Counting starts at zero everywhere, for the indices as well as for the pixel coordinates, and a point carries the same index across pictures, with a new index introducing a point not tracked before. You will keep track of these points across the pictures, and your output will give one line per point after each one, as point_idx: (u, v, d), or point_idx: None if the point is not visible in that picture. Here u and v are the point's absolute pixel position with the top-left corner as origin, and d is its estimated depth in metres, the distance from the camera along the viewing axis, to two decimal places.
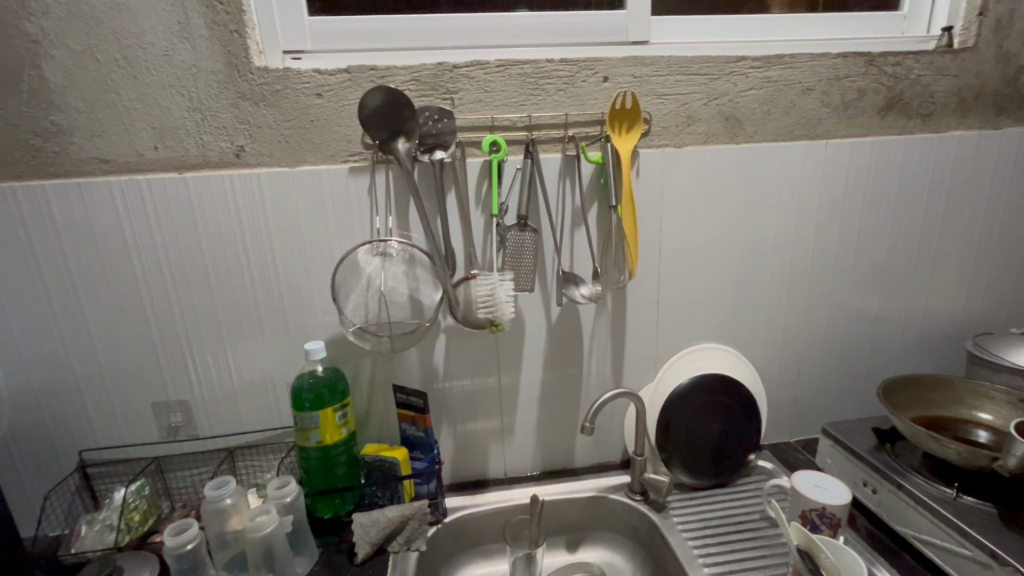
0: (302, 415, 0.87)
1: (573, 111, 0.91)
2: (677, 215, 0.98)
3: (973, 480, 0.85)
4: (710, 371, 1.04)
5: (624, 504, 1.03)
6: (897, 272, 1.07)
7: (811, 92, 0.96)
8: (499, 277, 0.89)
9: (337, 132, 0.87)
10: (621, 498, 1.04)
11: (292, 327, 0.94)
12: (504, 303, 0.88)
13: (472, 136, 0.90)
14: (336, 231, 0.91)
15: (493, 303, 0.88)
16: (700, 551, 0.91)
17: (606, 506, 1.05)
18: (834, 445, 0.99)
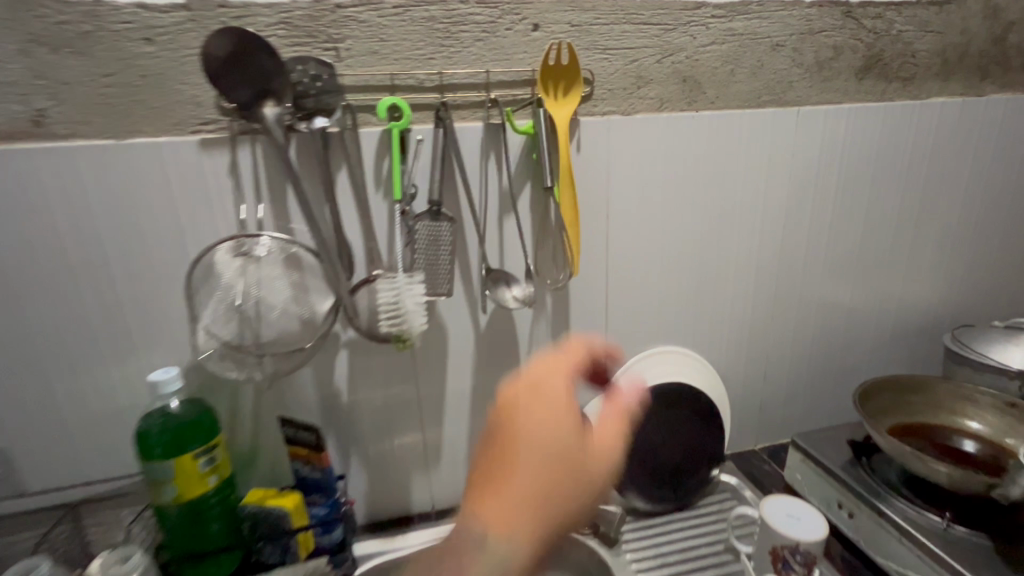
0: (150, 465, 0.67)
1: (495, 67, 0.73)
2: (627, 198, 0.82)
3: (959, 502, 0.74)
4: (668, 380, 0.89)
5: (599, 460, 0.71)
6: (872, 259, 0.95)
7: (781, 49, 0.81)
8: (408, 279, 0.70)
9: (180, 92, 0.65)
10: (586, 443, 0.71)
11: (141, 349, 0.72)
12: (410, 313, 0.70)
13: (366, 98, 0.70)
14: (189, 223, 0.69)
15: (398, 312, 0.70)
16: None
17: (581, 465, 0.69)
18: (805, 460, 0.87)
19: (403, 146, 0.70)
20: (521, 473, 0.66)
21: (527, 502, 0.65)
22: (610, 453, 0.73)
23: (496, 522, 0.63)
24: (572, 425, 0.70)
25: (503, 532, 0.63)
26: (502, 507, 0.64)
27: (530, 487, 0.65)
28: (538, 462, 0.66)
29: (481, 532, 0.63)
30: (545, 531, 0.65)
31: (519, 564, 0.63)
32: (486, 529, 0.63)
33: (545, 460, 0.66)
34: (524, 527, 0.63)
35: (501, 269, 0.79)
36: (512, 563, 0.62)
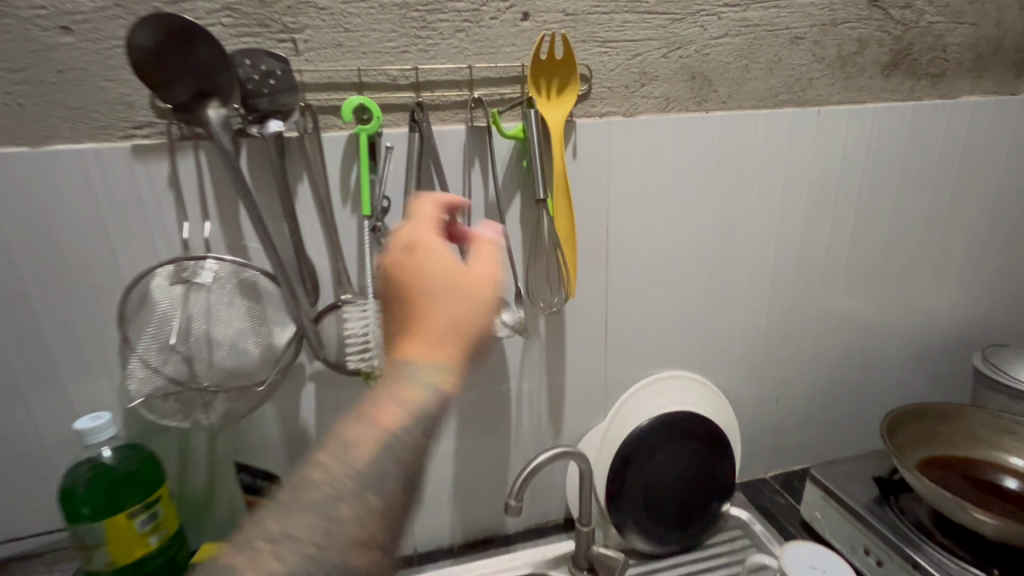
0: (78, 528, 0.58)
1: (480, 61, 0.63)
2: (628, 210, 0.73)
3: (994, 551, 0.68)
4: (674, 410, 0.81)
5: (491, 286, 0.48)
6: (894, 273, 0.87)
7: (801, 42, 0.72)
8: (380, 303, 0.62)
9: (107, 91, 0.55)
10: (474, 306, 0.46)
11: (69, 388, 0.62)
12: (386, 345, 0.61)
13: (329, 99, 0.61)
14: (123, 243, 0.59)
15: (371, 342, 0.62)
16: None
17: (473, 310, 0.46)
18: (826, 498, 0.79)
19: (372, 152, 0.61)
20: (437, 297, 0.46)
21: (447, 332, 0.45)
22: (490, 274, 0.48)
23: (431, 355, 0.44)
24: (443, 251, 0.48)
25: (436, 367, 0.43)
26: (428, 336, 0.45)
27: (449, 315, 0.45)
28: (453, 285, 0.46)
29: (412, 366, 0.43)
30: (483, 341, 0.46)
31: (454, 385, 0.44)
32: (419, 363, 0.44)
33: (464, 293, 0.46)
34: (456, 356, 0.45)
35: None
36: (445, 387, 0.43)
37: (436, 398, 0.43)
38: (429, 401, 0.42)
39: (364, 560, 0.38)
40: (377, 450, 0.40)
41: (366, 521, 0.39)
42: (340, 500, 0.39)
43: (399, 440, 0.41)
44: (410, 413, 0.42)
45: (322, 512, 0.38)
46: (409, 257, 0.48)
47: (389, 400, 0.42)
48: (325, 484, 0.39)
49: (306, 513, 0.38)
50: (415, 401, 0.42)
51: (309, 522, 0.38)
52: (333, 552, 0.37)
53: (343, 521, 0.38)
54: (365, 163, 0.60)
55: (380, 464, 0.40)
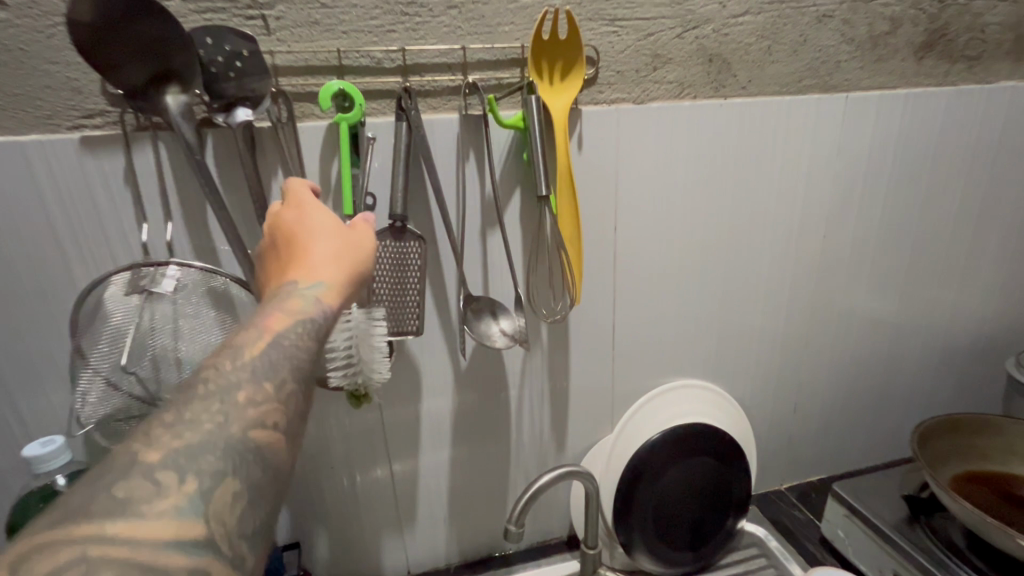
0: None
1: (474, 42, 0.57)
2: (638, 206, 0.67)
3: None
4: (686, 422, 0.75)
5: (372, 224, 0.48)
6: (922, 272, 0.81)
7: (829, 20, 0.65)
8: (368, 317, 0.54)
9: (51, 75, 0.49)
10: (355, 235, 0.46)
11: (20, 407, 0.56)
12: (375, 364, 0.55)
13: (305, 84, 0.54)
14: (76, 245, 0.53)
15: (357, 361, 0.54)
16: None
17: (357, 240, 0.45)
18: (849, 516, 0.73)
19: (354, 145, 0.55)
20: (322, 228, 0.44)
21: (332, 255, 0.43)
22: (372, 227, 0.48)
23: (316, 276, 0.41)
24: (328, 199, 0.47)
25: (321, 286, 0.41)
26: (312, 260, 0.42)
27: (335, 244, 0.44)
28: (337, 224, 0.45)
29: (293, 283, 0.40)
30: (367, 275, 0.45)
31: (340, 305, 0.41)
32: (302, 283, 0.41)
33: (349, 231, 0.45)
34: (345, 279, 0.42)
35: (485, 296, 0.64)
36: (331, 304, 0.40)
37: (322, 312, 0.40)
38: (314, 315, 0.39)
39: (266, 441, 0.32)
40: (273, 348, 0.36)
41: (271, 405, 0.34)
42: (233, 385, 0.33)
43: (289, 340, 0.37)
44: (294, 321, 0.38)
45: (217, 397, 0.32)
46: (289, 203, 0.46)
47: (265, 316, 0.38)
48: (214, 380, 0.33)
49: (199, 399, 0.32)
50: (299, 313, 0.38)
51: (205, 405, 0.32)
52: (232, 429, 0.31)
53: (240, 401, 0.33)
54: (348, 157, 0.54)
55: (273, 358, 0.35)
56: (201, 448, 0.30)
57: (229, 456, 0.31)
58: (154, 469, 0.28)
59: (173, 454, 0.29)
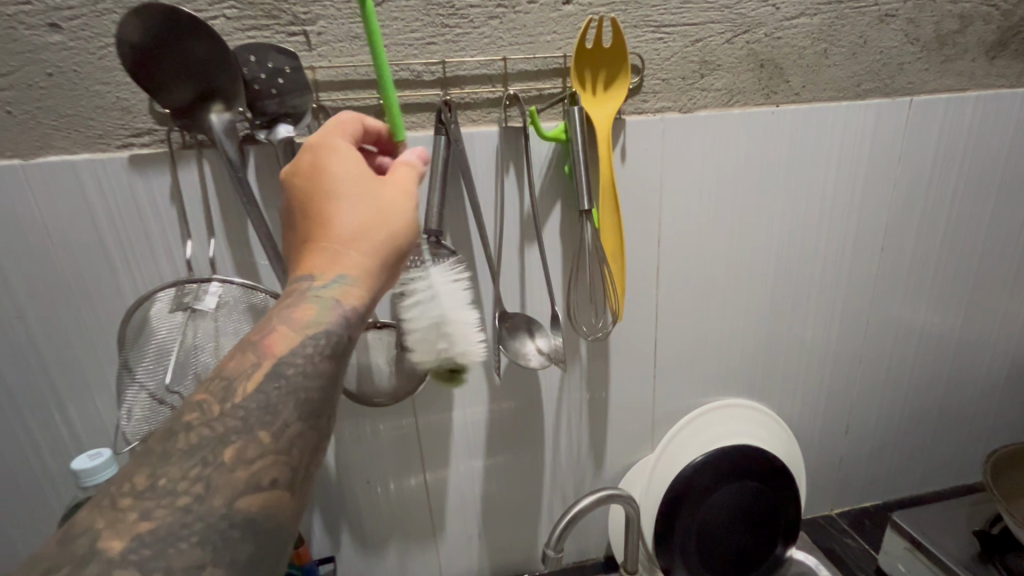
0: None
1: (515, 53, 0.55)
2: (684, 218, 0.64)
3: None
4: (734, 444, 0.71)
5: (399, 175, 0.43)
6: (990, 286, 0.75)
7: (891, 21, 0.61)
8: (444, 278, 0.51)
9: (102, 97, 0.50)
10: (381, 194, 0.41)
11: (73, 419, 0.58)
12: (469, 333, 0.50)
13: (346, 99, 0.54)
14: (123, 261, 0.54)
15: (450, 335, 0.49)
16: None
17: (382, 201, 0.41)
18: (911, 549, 0.68)
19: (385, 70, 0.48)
20: (353, 201, 0.40)
21: (355, 233, 0.40)
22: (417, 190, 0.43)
23: (338, 271, 0.39)
24: (356, 155, 0.42)
25: (345, 282, 0.39)
26: (337, 251, 0.40)
27: (367, 224, 0.40)
28: (361, 185, 0.41)
29: (310, 279, 0.39)
30: (398, 246, 0.42)
31: (360, 300, 0.40)
32: (321, 280, 0.39)
33: (379, 199, 0.41)
34: (368, 264, 0.40)
35: (522, 312, 0.62)
36: (350, 301, 0.39)
37: (344, 313, 0.39)
38: (329, 322, 0.38)
39: (253, 511, 0.32)
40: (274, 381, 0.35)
41: (271, 457, 0.33)
42: (215, 444, 0.32)
43: (293, 367, 0.36)
44: (310, 331, 0.37)
45: (199, 457, 0.31)
46: (313, 158, 0.41)
47: (280, 324, 0.37)
48: (194, 433, 0.32)
49: (174, 463, 0.31)
50: (313, 322, 0.38)
51: (183, 471, 0.31)
52: (216, 502, 0.30)
53: (227, 461, 0.32)
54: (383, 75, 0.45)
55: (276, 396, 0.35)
56: (169, 536, 0.29)
57: (211, 540, 0.30)
58: (115, 563, 0.27)
59: (137, 543, 0.28)
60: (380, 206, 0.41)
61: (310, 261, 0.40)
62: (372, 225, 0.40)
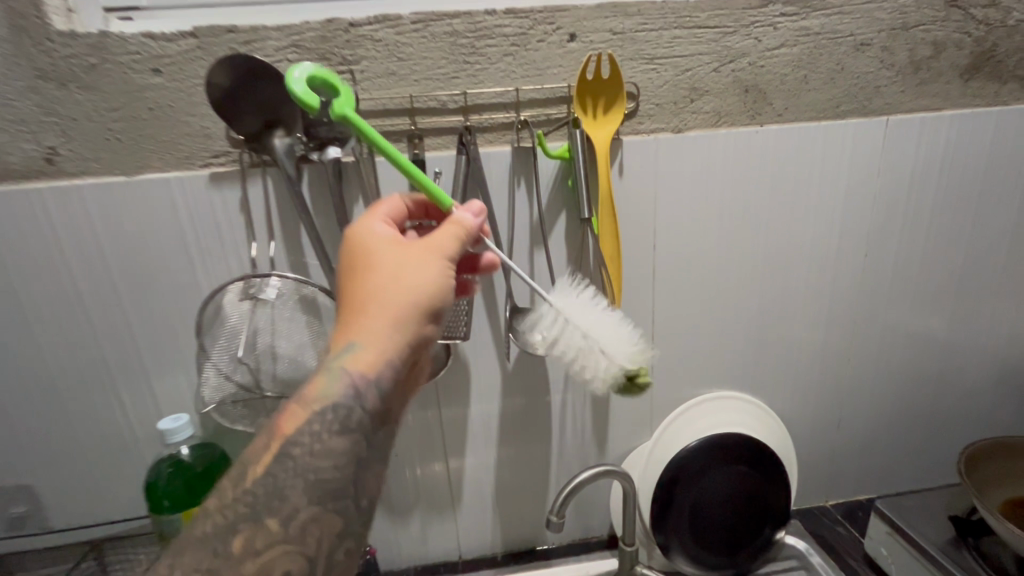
0: (161, 517, 0.65)
1: (527, 84, 0.64)
2: (677, 225, 0.72)
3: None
4: (726, 431, 0.78)
5: (410, 253, 0.49)
6: (975, 291, 0.80)
7: (866, 49, 0.68)
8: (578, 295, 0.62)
9: (188, 125, 0.61)
10: (389, 274, 0.48)
11: (156, 390, 0.70)
12: (620, 332, 0.58)
13: (384, 124, 0.64)
14: (201, 260, 0.65)
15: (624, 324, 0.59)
16: None
17: (389, 280, 0.48)
18: (891, 533, 0.74)
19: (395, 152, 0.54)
20: (365, 282, 0.48)
21: (363, 311, 0.47)
22: (424, 260, 0.49)
23: (348, 345, 0.47)
24: (381, 238, 0.51)
25: (354, 351, 0.46)
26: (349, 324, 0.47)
27: (372, 301, 0.47)
28: (375, 268, 0.49)
29: (330, 352, 0.47)
30: (400, 321, 0.47)
31: (363, 370, 0.46)
32: (336, 353, 0.47)
33: (386, 278, 0.48)
34: (370, 338, 0.47)
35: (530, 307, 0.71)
36: (354, 371, 0.46)
37: (349, 382, 0.46)
38: (336, 390, 0.45)
39: None
40: (281, 464, 0.43)
41: (279, 550, 0.41)
42: (227, 534, 0.41)
43: (297, 448, 0.44)
44: (322, 399, 0.45)
45: (212, 546, 0.40)
46: (349, 249, 0.51)
47: (302, 393, 0.46)
48: (212, 524, 0.41)
49: (194, 550, 0.40)
50: (326, 390, 0.46)
51: (200, 557, 0.40)
52: None
53: (238, 551, 0.40)
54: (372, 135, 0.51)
55: (282, 477, 0.43)
56: None
57: None
58: None
59: None
60: (385, 286, 0.47)
61: (336, 336, 0.48)
62: (377, 304, 0.47)
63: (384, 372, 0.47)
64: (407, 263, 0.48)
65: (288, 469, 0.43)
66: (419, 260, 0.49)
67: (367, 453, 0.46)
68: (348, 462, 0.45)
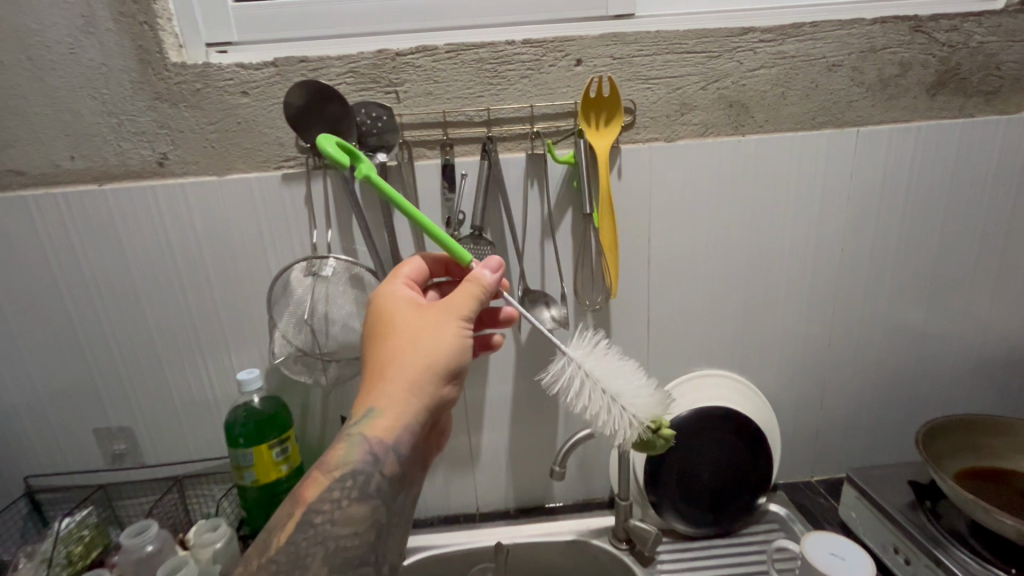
0: (237, 452, 0.80)
1: (540, 101, 0.77)
2: (669, 222, 0.83)
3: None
4: (713, 404, 0.88)
5: (425, 326, 0.57)
6: (949, 285, 0.88)
7: (838, 69, 0.78)
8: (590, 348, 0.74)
9: (267, 135, 0.76)
10: (405, 348, 0.55)
11: (232, 351, 0.86)
12: (628, 384, 0.71)
13: (421, 134, 0.78)
14: (272, 245, 0.81)
15: (634, 375, 0.73)
16: None
17: (405, 353, 0.55)
18: (858, 497, 0.82)
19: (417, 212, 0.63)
20: (383, 352, 0.56)
21: (382, 381, 0.55)
22: (432, 336, 0.56)
23: (367, 412, 0.54)
24: (399, 309, 0.58)
25: (373, 418, 0.54)
26: (366, 397, 0.55)
27: (389, 372, 0.55)
28: (392, 339, 0.56)
29: (352, 416, 0.55)
30: (415, 390, 0.55)
31: (379, 436, 0.54)
32: (357, 418, 0.55)
33: (401, 351, 0.55)
34: (386, 408, 0.54)
35: (541, 289, 0.84)
36: (371, 437, 0.54)
37: (367, 448, 0.54)
38: (357, 454, 0.54)
39: None
40: (302, 532, 0.51)
41: None
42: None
43: (318, 516, 0.52)
44: (343, 467, 0.54)
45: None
46: (372, 317, 0.60)
47: (326, 459, 0.55)
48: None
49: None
50: (346, 454, 0.54)
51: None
52: None
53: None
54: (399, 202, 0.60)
55: (303, 545, 0.51)
56: None
57: None
58: None
59: None
60: (402, 358, 0.55)
61: (358, 399, 0.56)
62: (394, 375, 0.55)
63: (399, 436, 0.54)
64: (422, 338, 0.56)
65: (309, 537, 0.51)
66: (433, 334, 0.56)
67: (387, 517, 0.54)
68: (366, 528, 0.53)
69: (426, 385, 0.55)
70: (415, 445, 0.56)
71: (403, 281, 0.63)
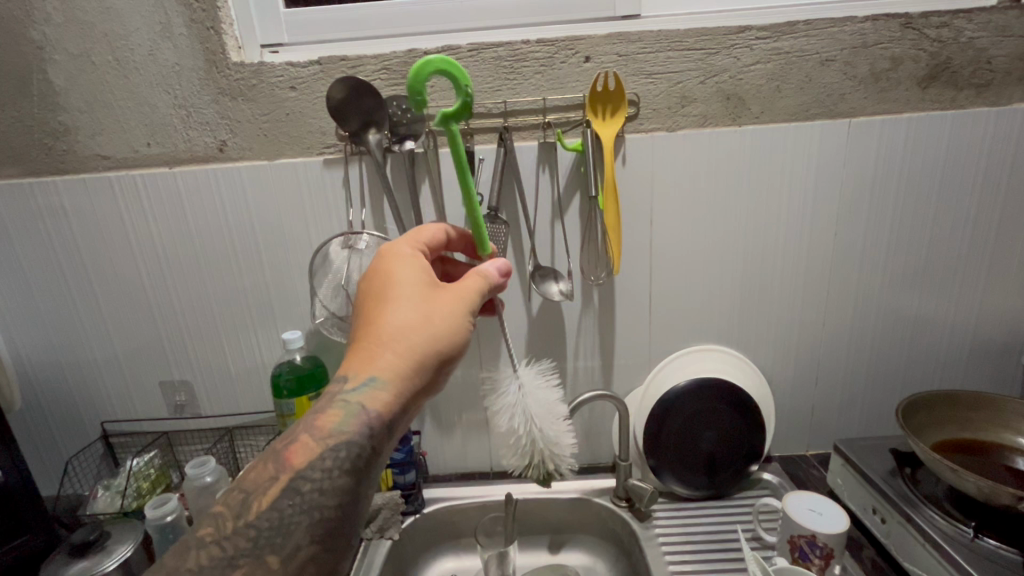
0: (280, 401, 0.92)
1: (553, 95, 0.86)
2: (671, 206, 0.90)
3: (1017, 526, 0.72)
4: (710, 375, 0.95)
5: (438, 312, 0.63)
6: (941, 269, 0.93)
7: (832, 63, 0.84)
8: (540, 377, 0.86)
9: (311, 124, 0.87)
10: (418, 330, 0.62)
11: (278, 316, 0.97)
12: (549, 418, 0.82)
13: (444, 125, 0.87)
14: (315, 223, 0.92)
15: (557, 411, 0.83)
16: (672, 556, 0.87)
17: (418, 334, 0.62)
18: (844, 465, 0.88)
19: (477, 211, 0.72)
20: (398, 328, 0.61)
21: (391, 356, 0.60)
22: (445, 323, 0.63)
23: (370, 383, 0.59)
24: (416, 291, 0.64)
25: (376, 390, 0.58)
26: (372, 367, 0.60)
27: (400, 349, 0.61)
28: (407, 319, 0.62)
29: (353, 386, 0.59)
30: (418, 370, 0.61)
31: (377, 409, 0.58)
32: (360, 387, 0.58)
33: (416, 332, 0.62)
34: (389, 382, 0.59)
35: (551, 266, 0.92)
36: (370, 408, 0.58)
37: (365, 419, 0.57)
38: (354, 423, 0.57)
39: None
40: (289, 499, 0.53)
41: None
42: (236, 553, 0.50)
43: (307, 485, 0.54)
44: (337, 436, 0.56)
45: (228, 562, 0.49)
46: (388, 291, 0.64)
47: (318, 425, 0.57)
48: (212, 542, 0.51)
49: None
50: (343, 422, 0.57)
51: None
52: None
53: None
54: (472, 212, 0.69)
55: (288, 512, 0.52)
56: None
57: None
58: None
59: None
60: (415, 339, 0.61)
61: (360, 369, 0.60)
62: (405, 353, 0.61)
63: (394, 411, 0.59)
64: (435, 324, 0.62)
65: (296, 505, 0.53)
66: (445, 322, 0.63)
67: (368, 492, 0.57)
68: (350, 501, 0.55)
69: (429, 368, 0.62)
70: (400, 424, 0.61)
71: (417, 259, 0.69)
